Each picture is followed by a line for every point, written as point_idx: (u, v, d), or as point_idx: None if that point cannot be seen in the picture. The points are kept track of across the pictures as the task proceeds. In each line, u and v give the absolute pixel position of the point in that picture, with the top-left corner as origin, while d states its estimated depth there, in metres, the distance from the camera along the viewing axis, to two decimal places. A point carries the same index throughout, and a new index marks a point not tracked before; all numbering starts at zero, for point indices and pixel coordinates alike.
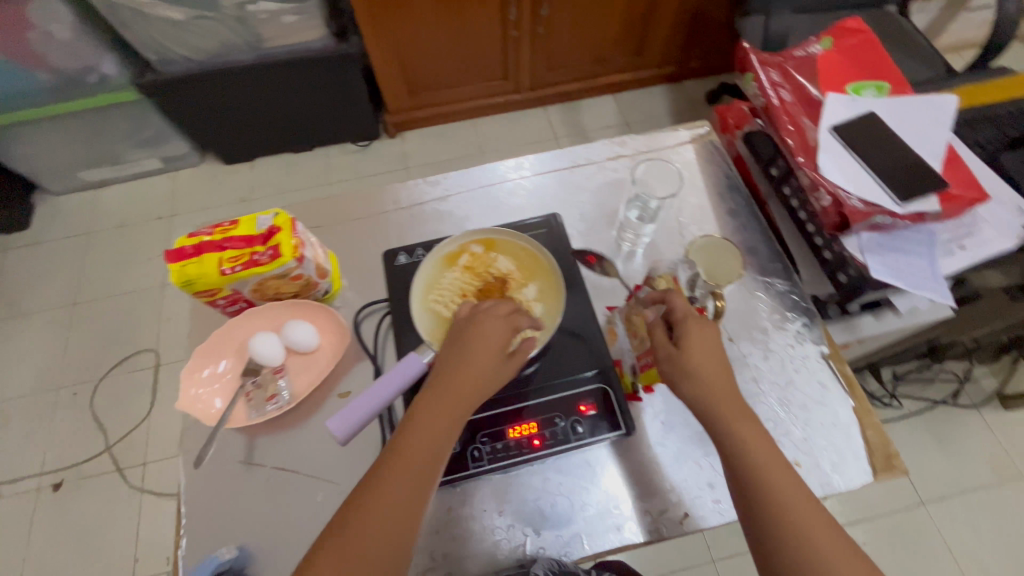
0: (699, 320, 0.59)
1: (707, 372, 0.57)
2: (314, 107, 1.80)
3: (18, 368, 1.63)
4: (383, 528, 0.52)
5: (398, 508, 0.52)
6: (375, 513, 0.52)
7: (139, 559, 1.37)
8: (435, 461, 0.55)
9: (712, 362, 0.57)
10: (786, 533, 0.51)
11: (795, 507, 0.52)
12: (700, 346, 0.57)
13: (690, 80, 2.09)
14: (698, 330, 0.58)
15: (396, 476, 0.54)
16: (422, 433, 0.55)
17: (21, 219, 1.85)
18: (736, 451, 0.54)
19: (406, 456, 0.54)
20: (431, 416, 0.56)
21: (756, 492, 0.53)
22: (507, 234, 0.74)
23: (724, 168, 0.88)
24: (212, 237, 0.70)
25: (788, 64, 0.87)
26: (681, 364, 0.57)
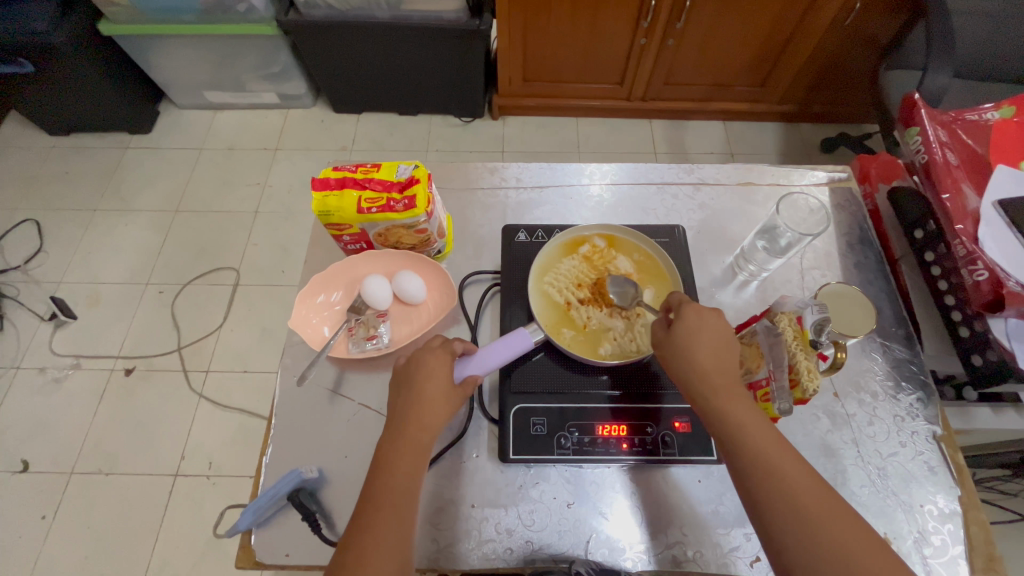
0: (698, 306, 0.60)
1: (703, 363, 0.57)
2: (431, 75, 1.85)
3: (117, 257, 1.76)
4: (386, 502, 0.49)
5: (396, 482, 0.51)
6: (374, 490, 0.50)
7: (185, 457, 1.45)
8: (420, 431, 0.54)
9: (708, 347, 0.57)
10: (820, 550, 0.46)
11: (827, 519, 0.47)
12: (696, 332, 0.58)
13: (807, 124, 2.02)
14: (692, 315, 0.59)
15: (389, 452, 0.53)
16: (406, 406, 0.55)
17: (147, 124, 2.00)
18: (747, 462, 0.51)
19: (396, 432, 0.54)
20: (413, 388, 0.56)
21: (783, 512, 0.48)
22: (631, 235, 0.77)
23: (860, 218, 0.84)
24: (356, 175, 0.73)
25: (957, 125, 0.84)
26: (675, 346, 0.59)
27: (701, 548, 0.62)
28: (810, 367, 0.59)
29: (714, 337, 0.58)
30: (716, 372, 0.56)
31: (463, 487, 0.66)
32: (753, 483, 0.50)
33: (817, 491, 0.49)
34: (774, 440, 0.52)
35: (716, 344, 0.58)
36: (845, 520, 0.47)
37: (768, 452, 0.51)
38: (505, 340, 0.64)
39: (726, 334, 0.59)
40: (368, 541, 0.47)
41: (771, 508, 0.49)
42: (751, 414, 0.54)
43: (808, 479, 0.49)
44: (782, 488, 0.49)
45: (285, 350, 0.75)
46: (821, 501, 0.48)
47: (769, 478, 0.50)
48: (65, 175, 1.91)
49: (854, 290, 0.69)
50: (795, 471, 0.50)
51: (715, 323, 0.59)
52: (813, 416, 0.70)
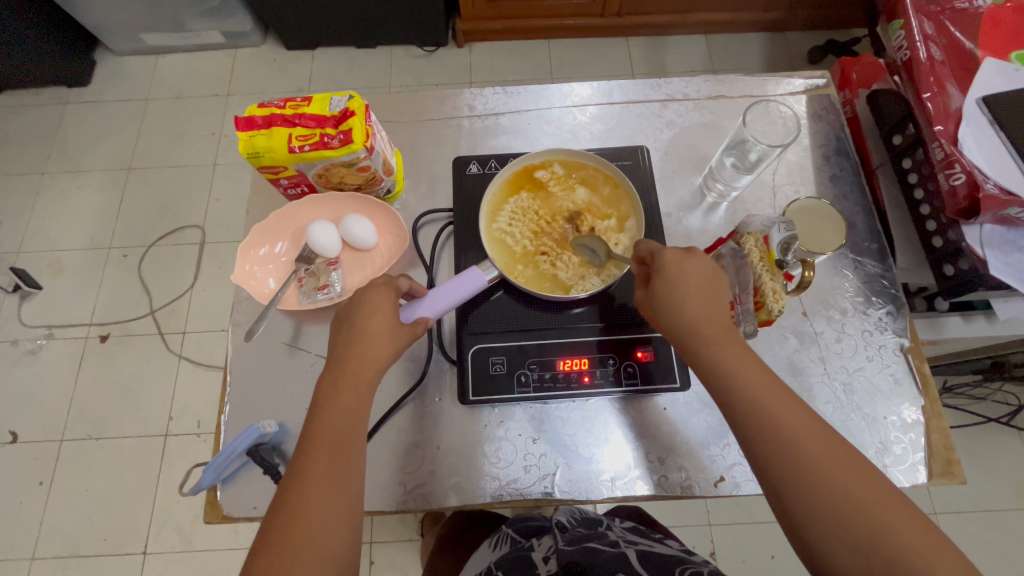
0: (672, 253, 0.56)
1: (694, 314, 0.53)
2: (385, 0, 1.69)
3: (73, 222, 1.68)
4: (328, 442, 0.48)
5: (339, 418, 0.49)
6: (316, 427, 0.48)
7: (173, 418, 1.46)
8: (361, 366, 0.52)
9: (698, 298, 0.54)
10: (838, 511, 0.44)
11: (844, 477, 0.45)
12: (678, 283, 0.54)
13: (794, 32, 1.89)
14: (669, 264, 0.55)
15: (329, 388, 0.51)
16: (346, 343, 0.53)
17: (84, 75, 1.84)
18: (756, 426, 0.48)
19: (335, 369, 0.52)
20: (354, 324, 0.54)
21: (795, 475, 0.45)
22: (590, 159, 0.71)
23: (837, 126, 0.79)
24: (284, 110, 0.66)
25: (943, 15, 0.76)
26: (658, 300, 0.55)
27: (666, 473, 0.62)
28: (776, 288, 0.56)
29: (696, 287, 0.54)
30: (711, 325, 0.53)
31: (428, 430, 0.65)
32: (764, 447, 0.47)
33: (834, 451, 0.46)
34: (785, 396, 0.49)
35: (700, 292, 0.54)
36: (864, 481, 0.45)
37: (780, 416, 0.48)
38: (455, 281, 0.61)
39: (709, 280, 0.55)
40: (310, 477, 0.45)
41: (784, 472, 0.46)
42: (755, 368, 0.50)
43: (822, 437, 0.47)
44: (799, 455, 0.46)
45: (236, 306, 0.72)
46: (838, 460, 0.46)
47: (781, 441, 0.47)
48: (4, 137, 1.78)
49: (826, 204, 0.65)
50: (807, 429, 0.47)
51: (697, 270, 0.55)
52: (780, 337, 0.68)
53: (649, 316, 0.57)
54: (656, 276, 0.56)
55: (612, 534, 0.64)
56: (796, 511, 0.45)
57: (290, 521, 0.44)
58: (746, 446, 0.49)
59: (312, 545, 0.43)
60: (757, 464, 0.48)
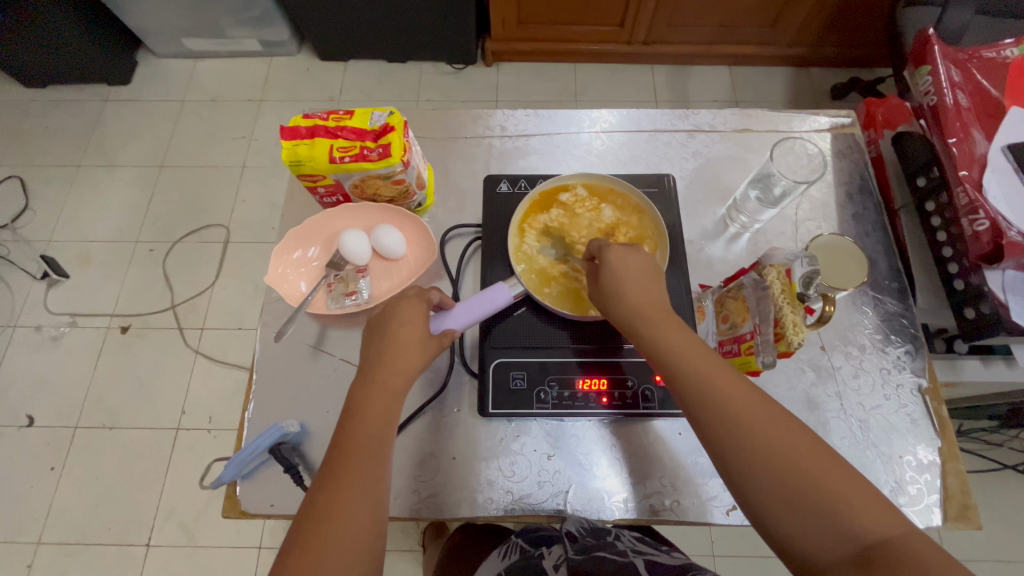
0: (616, 246, 0.60)
1: (635, 299, 0.56)
2: (420, 18, 1.74)
3: (104, 214, 1.73)
4: (359, 448, 0.49)
5: (369, 425, 0.50)
6: (347, 433, 0.50)
7: (185, 412, 1.48)
8: (393, 375, 0.53)
9: (636, 285, 0.57)
10: (781, 476, 0.43)
11: (786, 443, 0.45)
12: (619, 272, 0.58)
13: (817, 68, 1.91)
14: (611, 255, 0.59)
15: (360, 397, 0.52)
16: (380, 351, 0.55)
17: (126, 75, 1.91)
18: (690, 395, 0.49)
19: (367, 378, 0.53)
20: (387, 334, 0.56)
21: (734, 439, 0.46)
22: (620, 183, 0.73)
23: (861, 165, 0.80)
24: (327, 122, 0.69)
25: (970, 63, 0.78)
26: (603, 290, 0.59)
27: (678, 497, 0.62)
28: (796, 321, 0.55)
29: (633, 276, 0.58)
30: (649, 307, 0.56)
31: (444, 439, 0.66)
32: (705, 420, 0.48)
33: (774, 418, 0.46)
34: (726, 371, 0.49)
35: (641, 279, 0.58)
36: (807, 446, 0.44)
37: (721, 388, 0.48)
38: (481, 295, 0.62)
39: (648, 269, 0.59)
40: (341, 482, 0.47)
41: (727, 443, 0.46)
42: (694, 346, 0.52)
43: (763, 407, 0.47)
44: (735, 419, 0.46)
45: (266, 307, 0.74)
46: (773, 421, 0.46)
47: (720, 413, 0.47)
48: (45, 129, 1.85)
49: (849, 242, 0.66)
50: (749, 400, 0.47)
51: (638, 259, 0.59)
52: (798, 369, 0.69)
53: (600, 307, 0.60)
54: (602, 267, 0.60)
55: (621, 544, 0.64)
56: (742, 480, 0.45)
57: (318, 522, 0.45)
58: (692, 422, 0.49)
59: (341, 548, 0.44)
60: (699, 433, 0.49)
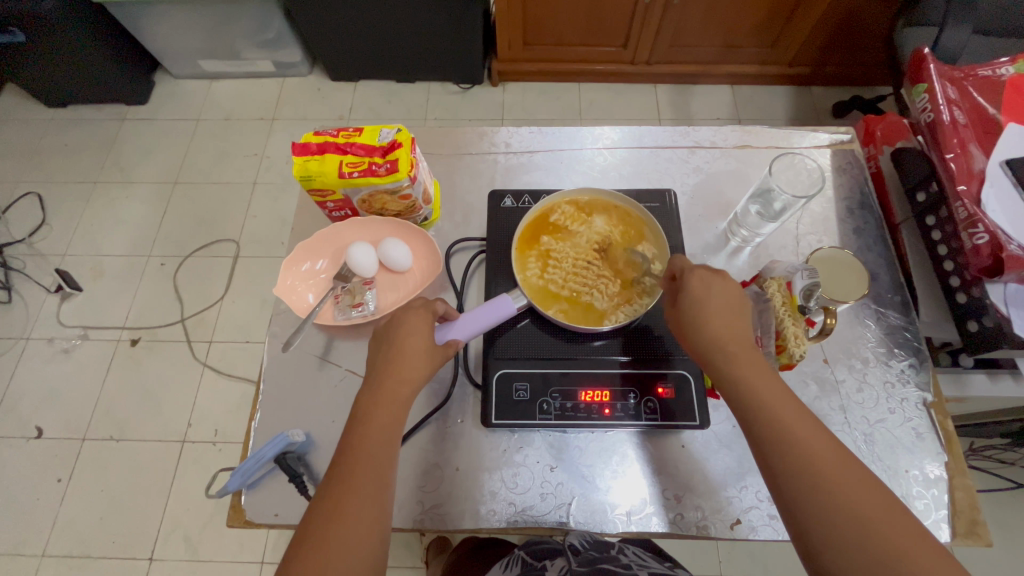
0: (702, 272, 0.58)
1: (719, 332, 0.55)
2: (429, 39, 1.79)
3: (118, 229, 1.77)
4: (364, 454, 0.50)
5: (375, 433, 0.51)
6: (354, 440, 0.51)
7: (192, 425, 1.49)
8: (399, 384, 0.54)
9: (723, 320, 0.55)
10: (852, 528, 0.43)
11: (863, 499, 0.45)
12: (704, 302, 0.56)
13: (818, 87, 1.94)
14: (697, 282, 0.57)
15: (366, 405, 0.53)
16: (386, 359, 0.56)
17: (143, 95, 1.98)
18: (770, 440, 0.49)
19: (374, 387, 0.54)
20: (393, 344, 0.57)
21: (809, 491, 0.46)
22: (619, 198, 0.75)
23: (861, 180, 0.81)
24: (337, 139, 0.71)
25: (967, 81, 0.80)
26: (685, 318, 0.57)
27: (682, 511, 0.62)
28: (797, 333, 0.58)
29: (720, 308, 0.56)
30: (734, 341, 0.54)
31: (448, 451, 0.66)
32: (779, 461, 0.48)
33: (853, 476, 0.46)
34: (805, 419, 0.49)
35: (726, 309, 0.56)
36: (882, 503, 0.44)
37: (792, 426, 0.49)
38: (487, 306, 0.63)
39: (734, 300, 0.57)
40: (346, 487, 0.48)
41: (800, 487, 0.46)
42: (780, 392, 0.51)
43: (841, 458, 0.47)
44: (813, 471, 0.46)
45: (273, 318, 0.75)
46: (850, 480, 0.46)
47: (800, 461, 0.47)
48: (64, 147, 1.90)
49: (848, 254, 0.67)
50: (826, 449, 0.47)
51: (723, 290, 0.57)
52: (801, 382, 0.69)
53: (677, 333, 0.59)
54: (684, 290, 0.58)
55: (625, 558, 0.64)
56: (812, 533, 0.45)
57: (324, 526, 0.46)
58: (764, 464, 0.49)
59: (344, 553, 0.45)
60: (772, 479, 0.48)
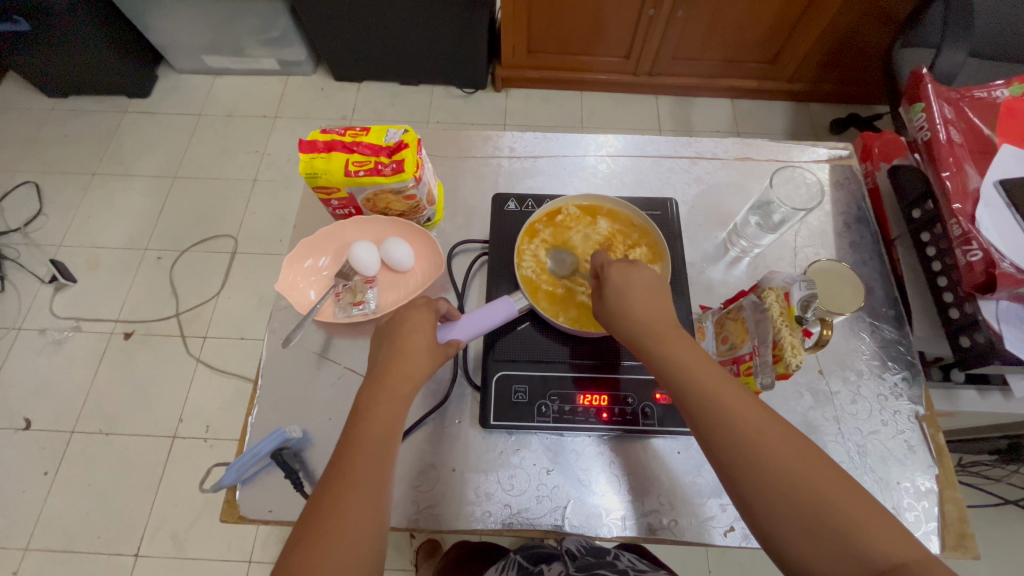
0: (618, 265, 0.60)
1: (642, 317, 0.56)
2: (434, 42, 1.81)
3: (116, 221, 1.76)
4: (365, 449, 0.50)
5: (376, 429, 0.51)
6: (354, 436, 0.51)
7: (183, 421, 1.48)
8: (400, 381, 0.54)
9: (646, 306, 0.56)
10: (777, 483, 0.43)
11: (794, 459, 0.44)
12: (624, 291, 0.58)
13: (816, 103, 1.97)
14: (616, 275, 0.59)
15: (368, 402, 0.53)
16: (389, 356, 0.56)
17: (146, 88, 1.97)
18: (702, 414, 0.48)
19: (375, 384, 0.54)
20: (396, 342, 0.57)
21: (742, 459, 0.45)
22: (618, 203, 0.75)
23: (858, 196, 0.83)
24: (344, 137, 0.71)
25: (963, 102, 0.82)
26: (610, 309, 0.58)
27: (676, 517, 0.63)
28: (794, 343, 0.57)
29: (643, 296, 0.57)
30: (660, 322, 0.55)
31: (444, 451, 0.66)
32: (719, 441, 0.46)
33: (784, 437, 0.45)
34: (741, 395, 0.48)
35: (649, 296, 0.57)
36: (804, 452, 0.44)
37: (719, 395, 0.48)
38: (488, 307, 0.64)
39: (651, 287, 0.58)
40: (345, 483, 0.48)
41: (731, 451, 0.45)
42: (705, 363, 0.50)
43: (773, 425, 0.46)
44: (744, 438, 0.45)
45: (273, 314, 0.75)
46: (779, 442, 0.45)
47: (730, 429, 0.46)
48: (64, 138, 1.90)
49: (844, 268, 0.68)
50: (749, 409, 0.47)
51: (641, 279, 0.59)
52: (796, 393, 0.70)
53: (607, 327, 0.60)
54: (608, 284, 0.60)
55: (621, 564, 0.64)
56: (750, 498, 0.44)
57: (322, 522, 0.46)
58: (700, 438, 0.48)
59: (343, 549, 0.44)
60: (708, 451, 0.47)
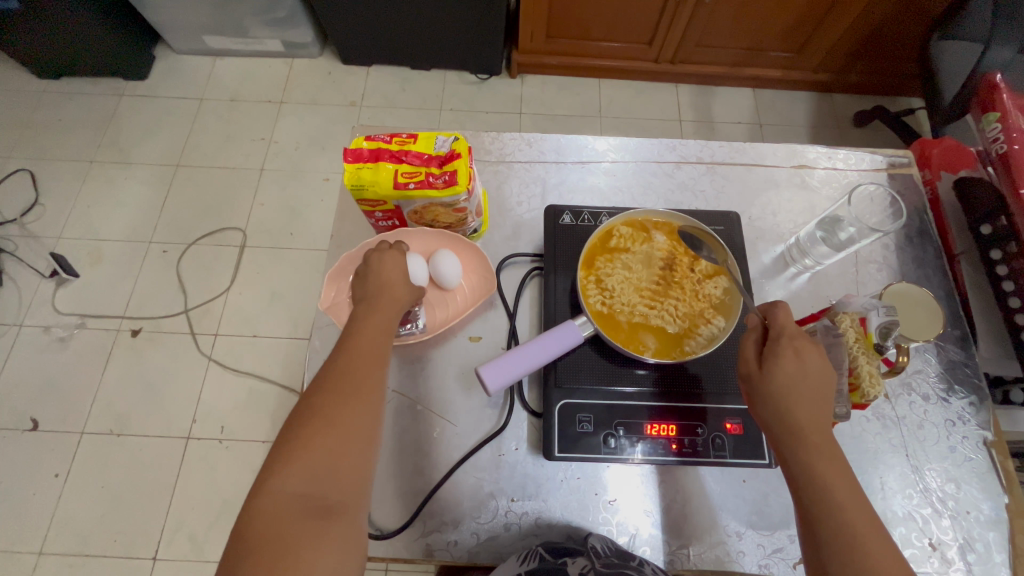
0: (801, 344, 0.54)
1: (795, 389, 0.52)
2: (449, 25, 1.73)
3: (117, 212, 1.69)
4: (350, 367, 0.54)
5: (362, 351, 0.55)
6: (343, 356, 0.55)
7: (197, 421, 1.44)
8: (387, 308, 0.60)
9: (807, 382, 0.53)
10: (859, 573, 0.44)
11: (882, 556, 0.44)
12: (797, 366, 0.53)
13: (840, 94, 1.92)
14: (792, 351, 0.54)
15: (334, 372, 0.53)
16: (373, 290, 0.61)
17: (143, 70, 1.87)
18: (807, 488, 0.48)
19: (365, 311, 0.59)
20: (376, 297, 0.60)
21: (835, 542, 0.46)
22: (672, 215, 0.70)
23: (920, 208, 0.79)
24: (391, 145, 0.66)
25: None
26: (764, 374, 0.54)
27: (744, 549, 0.61)
28: (872, 373, 0.59)
29: (810, 378, 0.53)
30: (805, 398, 0.52)
31: (501, 479, 0.64)
32: (824, 523, 0.47)
33: (884, 539, 0.45)
34: (857, 491, 0.48)
35: (813, 387, 0.53)
36: (893, 554, 0.44)
37: (829, 475, 0.48)
38: (550, 335, 0.61)
39: (825, 376, 0.53)
40: (329, 410, 0.51)
41: (827, 534, 0.46)
42: (829, 448, 0.50)
43: (873, 521, 0.46)
44: (841, 523, 0.46)
45: (314, 332, 0.71)
46: (876, 536, 0.45)
47: (831, 508, 0.47)
48: (59, 122, 1.80)
49: (922, 292, 0.65)
50: (856, 499, 0.47)
51: (818, 362, 0.53)
52: (862, 418, 0.68)
53: (752, 392, 0.55)
54: (773, 354, 0.54)
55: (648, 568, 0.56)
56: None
57: (292, 456, 0.47)
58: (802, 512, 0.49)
59: (329, 460, 0.48)
60: (807, 528, 0.48)
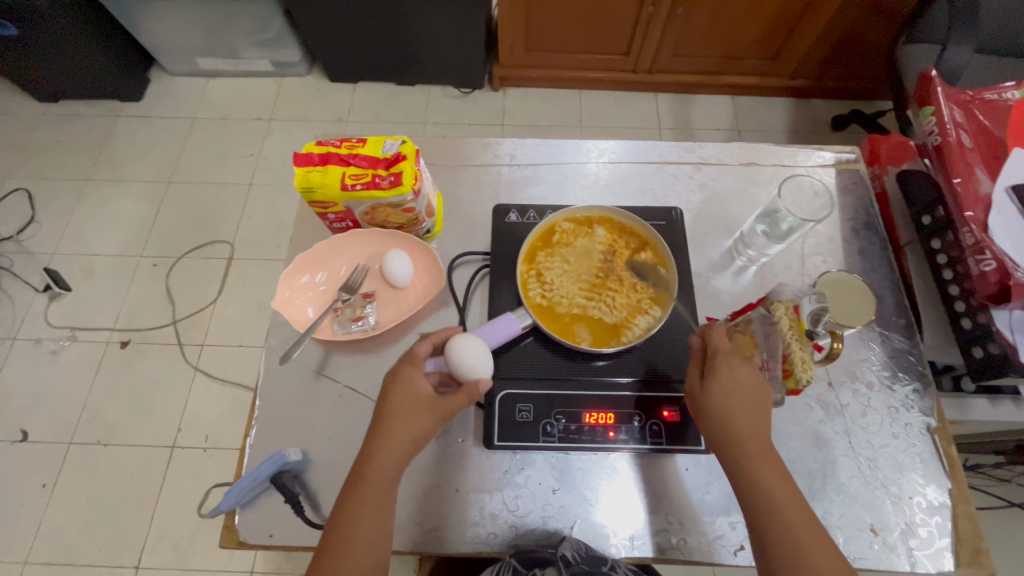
0: (732, 359, 0.56)
1: (732, 408, 0.54)
2: (430, 41, 1.78)
3: (110, 228, 1.74)
4: (367, 487, 0.53)
5: (383, 474, 0.54)
6: (360, 475, 0.54)
7: (182, 430, 1.46)
8: (408, 428, 0.56)
9: (741, 395, 0.54)
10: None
11: (824, 558, 0.46)
12: (732, 384, 0.55)
13: (818, 99, 1.95)
14: (726, 367, 0.56)
15: (354, 501, 0.52)
16: (391, 403, 0.57)
17: (138, 91, 1.94)
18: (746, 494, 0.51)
19: (382, 426, 0.56)
20: (395, 413, 0.56)
21: (779, 548, 0.47)
22: (612, 210, 0.73)
23: (866, 201, 0.81)
24: (340, 149, 0.69)
25: (973, 104, 0.82)
26: (704, 396, 0.55)
27: (685, 536, 0.61)
28: (804, 357, 0.59)
29: (744, 391, 0.54)
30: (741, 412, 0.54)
31: (446, 471, 0.65)
32: (767, 531, 0.48)
33: (824, 540, 0.47)
34: (791, 489, 0.50)
35: (750, 400, 0.54)
36: (833, 552, 0.46)
37: (768, 482, 0.50)
38: (489, 325, 0.63)
39: (759, 388, 0.55)
40: (346, 539, 0.50)
41: (771, 541, 0.48)
42: (765, 455, 0.52)
43: (814, 524, 0.48)
44: (783, 528, 0.48)
45: (270, 331, 0.74)
46: (816, 540, 0.47)
47: (770, 512, 0.49)
48: (56, 143, 1.87)
49: (855, 279, 0.66)
50: (792, 501, 0.49)
51: (750, 376, 0.55)
52: (805, 406, 0.68)
53: (698, 411, 0.57)
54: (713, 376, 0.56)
55: None
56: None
57: None
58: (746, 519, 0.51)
59: None
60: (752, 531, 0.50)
